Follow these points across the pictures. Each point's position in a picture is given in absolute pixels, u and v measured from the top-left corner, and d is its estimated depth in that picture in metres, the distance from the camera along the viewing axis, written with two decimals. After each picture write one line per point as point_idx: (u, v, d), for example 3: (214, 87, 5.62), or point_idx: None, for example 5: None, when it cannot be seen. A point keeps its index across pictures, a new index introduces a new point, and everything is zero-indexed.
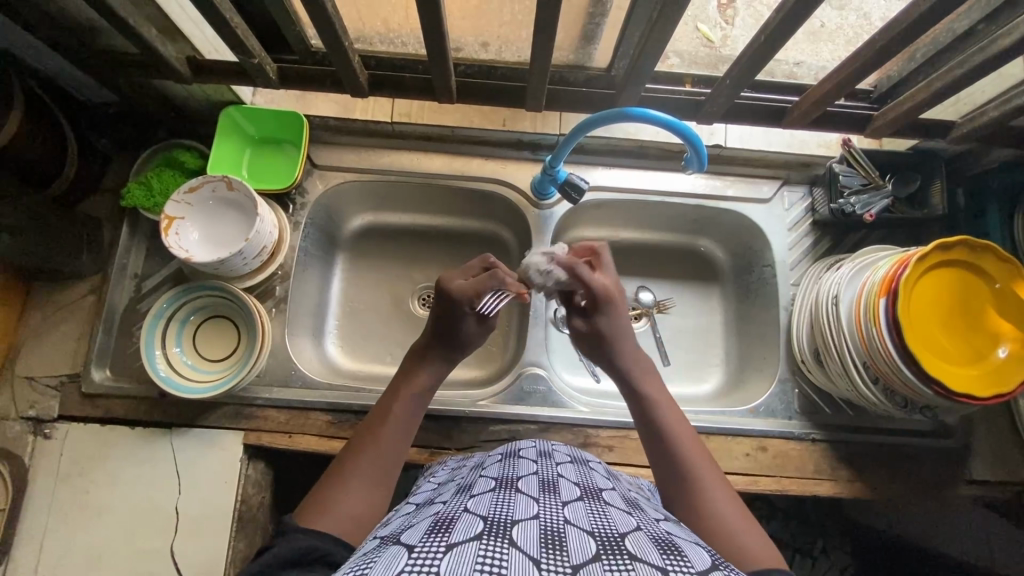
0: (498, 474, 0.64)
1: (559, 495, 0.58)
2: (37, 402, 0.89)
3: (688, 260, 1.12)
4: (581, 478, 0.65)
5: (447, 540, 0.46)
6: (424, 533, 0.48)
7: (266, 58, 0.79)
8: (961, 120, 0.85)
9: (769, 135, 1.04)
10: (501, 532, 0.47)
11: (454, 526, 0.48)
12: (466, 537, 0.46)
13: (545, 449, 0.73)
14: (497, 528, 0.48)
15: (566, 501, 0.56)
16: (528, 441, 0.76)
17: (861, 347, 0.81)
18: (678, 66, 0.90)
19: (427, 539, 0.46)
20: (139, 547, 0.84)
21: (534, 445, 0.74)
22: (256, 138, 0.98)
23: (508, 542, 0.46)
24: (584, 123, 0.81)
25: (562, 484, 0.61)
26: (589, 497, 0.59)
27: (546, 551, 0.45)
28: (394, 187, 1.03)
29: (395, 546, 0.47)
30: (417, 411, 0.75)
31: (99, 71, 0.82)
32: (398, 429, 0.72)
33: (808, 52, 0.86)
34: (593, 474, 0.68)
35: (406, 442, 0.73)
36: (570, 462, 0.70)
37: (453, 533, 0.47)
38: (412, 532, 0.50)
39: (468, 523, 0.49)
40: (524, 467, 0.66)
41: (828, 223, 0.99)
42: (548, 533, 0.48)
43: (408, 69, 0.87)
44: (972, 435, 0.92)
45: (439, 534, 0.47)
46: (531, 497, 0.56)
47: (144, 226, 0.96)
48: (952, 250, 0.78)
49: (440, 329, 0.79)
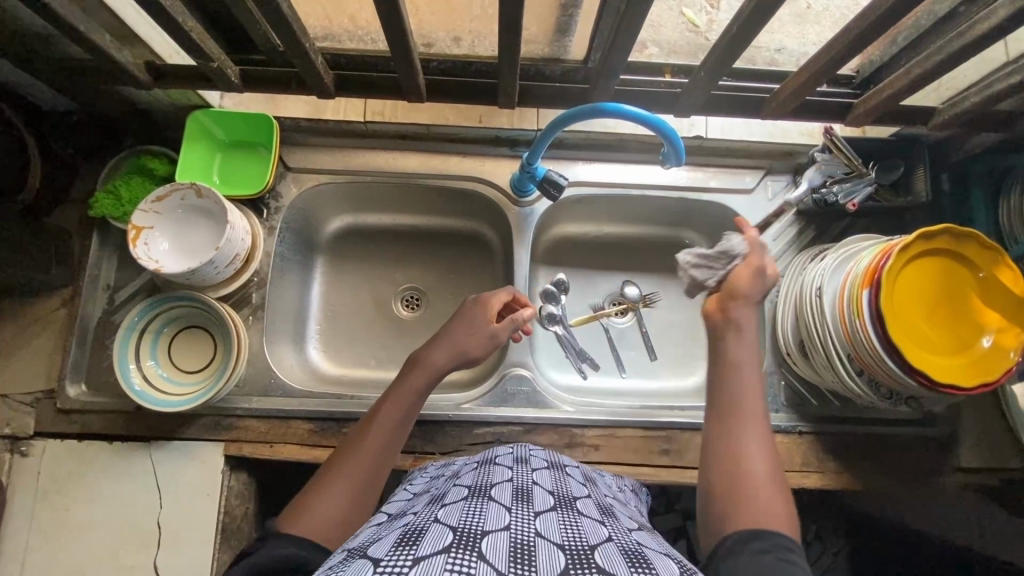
0: (472, 482, 0.63)
1: (531, 505, 0.57)
2: (12, 419, 0.87)
3: (672, 253, 1.11)
4: (556, 485, 0.65)
5: (415, 553, 0.44)
6: (391, 546, 0.47)
7: (226, 62, 0.76)
8: (943, 106, 0.84)
9: (750, 126, 1.01)
10: (470, 544, 0.46)
11: (422, 538, 0.47)
12: (435, 549, 0.45)
13: (522, 456, 0.72)
14: (466, 540, 0.47)
15: (539, 511, 0.55)
16: (505, 448, 0.75)
17: (845, 339, 0.80)
18: (657, 56, 0.88)
19: (395, 551, 0.45)
20: (122, 563, 0.83)
21: (511, 451, 0.74)
22: (227, 143, 0.96)
23: (476, 556, 0.45)
24: (560, 118, 0.78)
25: (536, 492, 0.60)
26: (562, 506, 0.59)
27: (514, 565, 0.44)
28: (370, 188, 1.01)
29: (362, 559, 0.46)
30: (410, 416, 0.74)
31: (57, 78, 0.80)
32: (385, 435, 0.71)
33: (793, 35, 0.85)
34: (568, 480, 0.68)
35: (394, 448, 0.71)
36: (546, 468, 0.70)
37: (422, 545, 0.46)
38: (380, 544, 0.48)
39: (437, 534, 0.48)
40: (498, 474, 0.65)
41: (811, 212, 0.98)
42: (518, 546, 0.47)
43: (378, 67, 0.84)
44: (959, 422, 0.92)
45: (407, 546, 0.46)
46: (503, 506, 0.55)
47: (114, 236, 0.94)
48: (935, 239, 0.77)
49: (446, 333, 0.80)
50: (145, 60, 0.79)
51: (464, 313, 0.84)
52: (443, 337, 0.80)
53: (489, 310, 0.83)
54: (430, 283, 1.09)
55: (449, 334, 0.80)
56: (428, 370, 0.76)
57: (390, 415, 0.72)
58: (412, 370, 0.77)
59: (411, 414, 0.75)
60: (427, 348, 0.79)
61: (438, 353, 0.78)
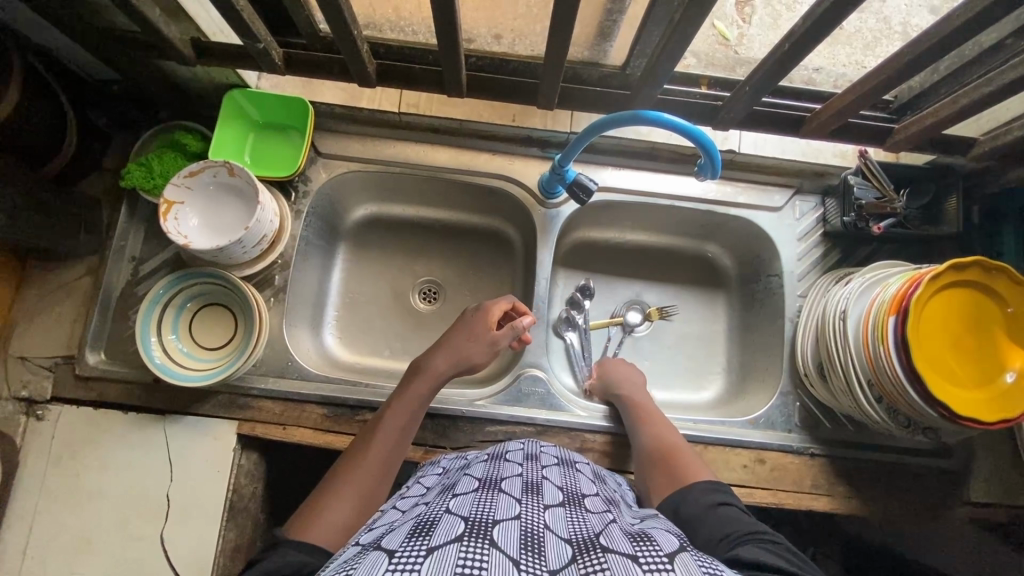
0: (483, 475, 0.63)
1: (540, 498, 0.57)
2: (30, 382, 0.88)
3: (693, 266, 1.11)
4: (565, 481, 0.65)
5: (428, 543, 0.44)
6: (404, 538, 0.47)
7: (272, 43, 0.77)
8: (983, 138, 0.83)
9: (783, 143, 1.00)
10: (482, 533, 0.46)
11: (435, 528, 0.47)
12: (448, 538, 0.45)
13: (533, 453, 0.72)
14: (478, 529, 0.47)
15: (547, 505, 0.56)
16: (516, 445, 0.75)
17: (867, 366, 0.79)
18: (695, 67, 0.88)
19: (408, 543, 0.45)
20: (128, 534, 0.84)
21: (522, 447, 0.74)
22: (260, 123, 0.96)
23: (488, 543, 0.45)
24: (597, 124, 0.78)
25: (545, 487, 0.60)
26: (571, 502, 0.59)
27: (525, 551, 0.45)
28: (399, 179, 1.01)
29: (376, 552, 0.45)
30: (413, 422, 0.77)
31: (101, 47, 0.80)
32: (389, 442, 0.74)
33: (826, 57, 0.84)
34: (578, 477, 0.68)
35: (398, 455, 0.74)
36: (556, 465, 0.70)
37: (434, 534, 0.46)
38: (392, 537, 0.48)
39: (448, 524, 0.48)
40: (509, 468, 0.65)
41: (838, 235, 0.97)
42: (529, 535, 0.47)
43: (417, 60, 0.84)
44: (972, 456, 0.92)
45: (420, 537, 0.46)
46: (513, 498, 0.55)
47: (143, 209, 0.94)
48: (967, 270, 0.76)
49: (447, 341, 0.83)
50: (190, 36, 0.80)
51: (464, 321, 0.86)
52: (445, 344, 0.83)
53: (491, 317, 0.85)
54: (449, 277, 1.09)
55: (449, 343, 0.83)
56: (430, 379, 0.80)
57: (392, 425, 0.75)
58: (416, 377, 0.80)
59: (415, 421, 0.78)
60: (427, 358, 0.82)
61: (442, 360, 0.81)
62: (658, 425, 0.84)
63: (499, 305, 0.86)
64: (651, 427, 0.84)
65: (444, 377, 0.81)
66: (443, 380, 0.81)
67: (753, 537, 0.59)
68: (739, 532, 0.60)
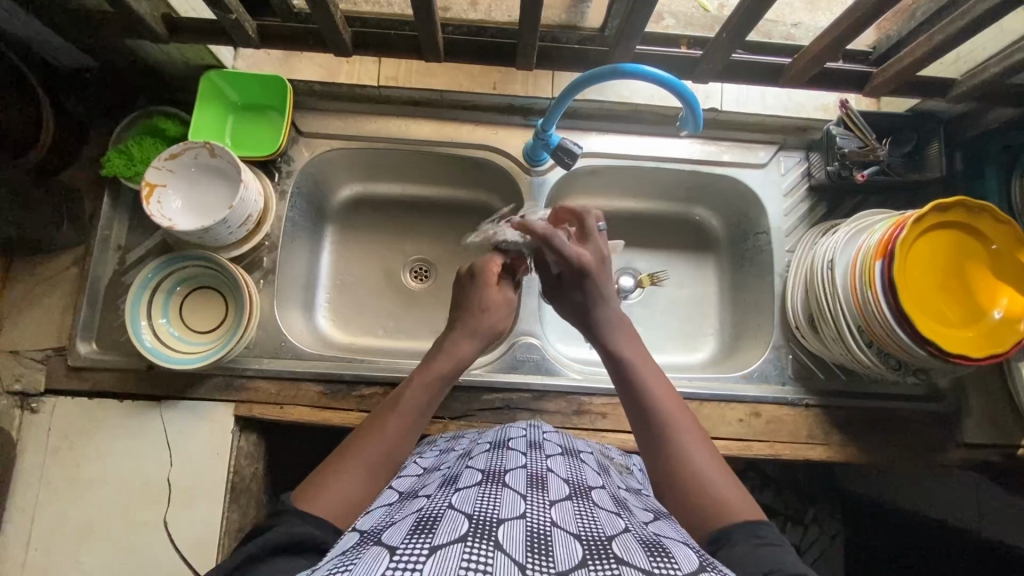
0: (486, 466, 0.63)
1: (546, 493, 0.56)
2: (22, 375, 0.87)
3: (682, 230, 1.11)
4: (570, 473, 0.65)
5: (430, 542, 0.44)
6: (406, 534, 0.47)
7: (245, 15, 0.77)
8: (961, 78, 0.84)
9: (766, 98, 1.00)
10: (486, 533, 0.46)
11: (438, 526, 0.47)
12: (451, 538, 0.45)
13: (536, 440, 0.72)
14: (482, 528, 0.47)
15: (554, 500, 0.55)
16: (518, 431, 0.75)
17: (855, 310, 0.80)
18: (674, 27, 0.91)
19: (411, 540, 0.45)
20: (132, 521, 0.84)
21: (525, 434, 0.74)
22: (238, 105, 0.95)
23: (493, 545, 0.44)
24: (575, 83, 0.78)
25: (551, 480, 0.60)
26: (577, 495, 0.58)
27: (531, 555, 0.44)
28: (382, 155, 1.01)
29: (377, 546, 0.45)
30: (435, 399, 0.73)
31: (73, 30, 0.79)
32: (412, 418, 0.69)
33: (807, 17, 0.92)
34: (582, 468, 0.68)
35: (416, 437, 0.69)
36: (561, 455, 0.70)
37: (437, 534, 0.46)
38: (394, 531, 0.48)
39: (452, 523, 0.48)
40: (512, 460, 0.65)
41: (824, 189, 0.98)
42: (535, 535, 0.47)
43: (394, 28, 0.83)
44: (964, 399, 0.92)
45: (422, 534, 0.46)
46: (518, 493, 0.55)
47: (126, 197, 0.93)
48: (950, 211, 0.77)
49: (464, 319, 0.80)
50: (162, 13, 0.79)
51: (465, 285, 0.84)
52: (463, 323, 0.79)
53: (489, 276, 0.82)
54: (439, 254, 1.09)
55: (470, 320, 0.80)
56: (452, 361, 0.75)
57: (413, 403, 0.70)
58: (438, 356, 0.76)
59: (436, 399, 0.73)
60: (448, 341, 0.78)
61: (466, 342, 0.78)
62: (662, 396, 0.70)
63: (492, 264, 0.83)
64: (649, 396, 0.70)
65: (467, 358, 0.77)
66: (468, 361, 0.77)
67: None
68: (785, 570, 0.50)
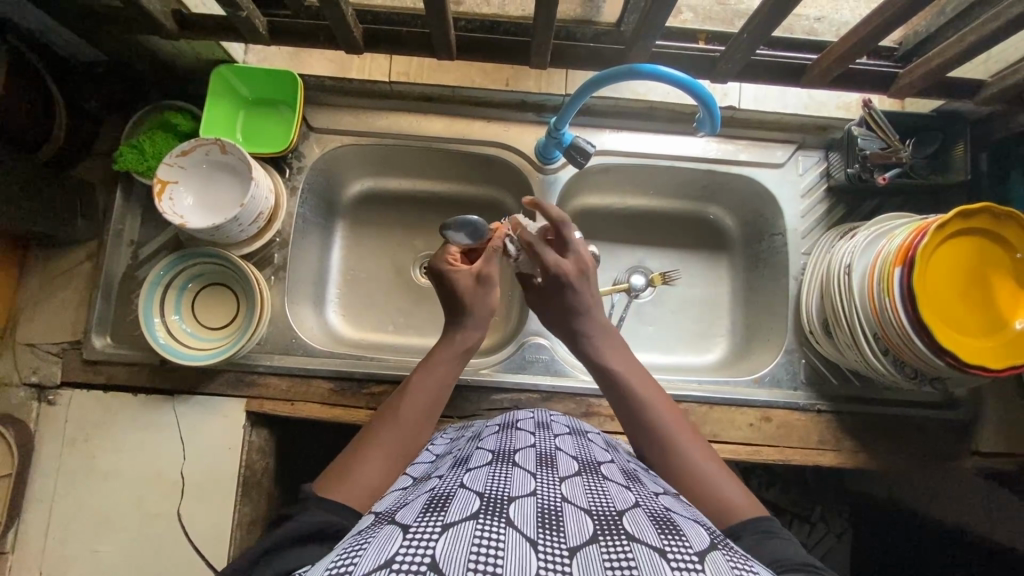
0: (495, 447, 0.61)
1: (556, 470, 0.55)
2: (39, 367, 0.89)
3: (696, 229, 1.09)
4: (579, 450, 0.63)
5: (443, 519, 0.42)
6: (419, 512, 0.45)
7: (254, 11, 0.76)
8: (991, 79, 0.82)
9: (784, 96, 0.97)
10: (498, 511, 0.44)
11: (450, 504, 0.45)
12: (463, 515, 0.43)
13: (543, 421, 0.71)
14: (493, 506, 0.45)
15: (564, 476, 0.54)
16: (526, 413, 0.73)
17: (873, 317, 0.79)
18: (692, 21, 0.88)
19: (422, 518, 0.43)
20: (146, 513, 0.86)
21: (533, 415, 0.73)
22: (249, 100, 0.95)
23: (504, 522, 0.43)
24: (590, 82, 0.76)
25: (559, 457, 0.59)
26: (587, 471, 0.57)
27: (543, 531, 0.43)
28: (392, 151, 1.00)
29: (390, 526, 0.44)
30: (446, 385, 0.72)
31: (84, 25, 0.79)
32: (420, 403, 0.69)
33: (829, 9, 0.89)
34: (591, 445, 0.66)
35: (431, 418, 0.69)
36: (569, 434, 0.68)
37: (449, 511, 0.44)
38: (407, 511, 0.47)
39: (463, 500, 0.46)
40: (521, 439, 0.63)
41: (842, 190, 0.96)
42: (546, 512, 0.45)
43: (406, 24, 0.82)
44: (981, 408, 0.91)
45: (434, 512, 0.44)
46: (528, 471, 0.53)
47: (139, 191, 0.93)
48: (974, 217, 0.75)
49: (453, 311, 0.77)
50: (172, 9, 0.78)
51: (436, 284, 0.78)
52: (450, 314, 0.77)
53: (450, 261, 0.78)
54: None
55: (459, 311, 0.76)
56: (460, 342, 0.75)
57: (424, 383, 0.71)
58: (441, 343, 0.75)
59: (449, 381, 0.73)
60: (455, 328, 0.76)
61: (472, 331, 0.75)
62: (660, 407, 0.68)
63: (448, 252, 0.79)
64: (642, 397, 0.69)
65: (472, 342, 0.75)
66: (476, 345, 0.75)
67: (803, 572, 0.50)
68: (790, 559, 0.51)
